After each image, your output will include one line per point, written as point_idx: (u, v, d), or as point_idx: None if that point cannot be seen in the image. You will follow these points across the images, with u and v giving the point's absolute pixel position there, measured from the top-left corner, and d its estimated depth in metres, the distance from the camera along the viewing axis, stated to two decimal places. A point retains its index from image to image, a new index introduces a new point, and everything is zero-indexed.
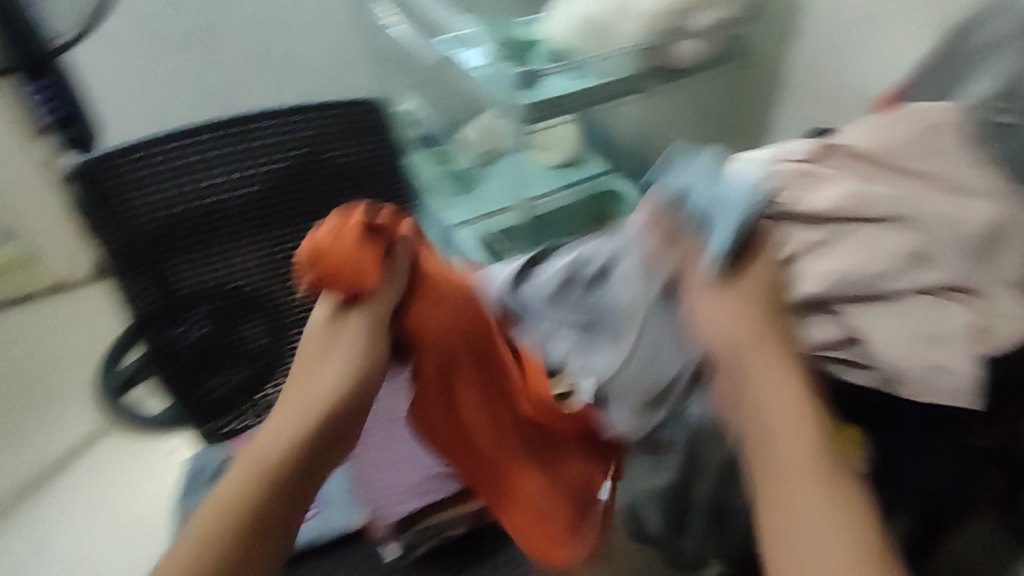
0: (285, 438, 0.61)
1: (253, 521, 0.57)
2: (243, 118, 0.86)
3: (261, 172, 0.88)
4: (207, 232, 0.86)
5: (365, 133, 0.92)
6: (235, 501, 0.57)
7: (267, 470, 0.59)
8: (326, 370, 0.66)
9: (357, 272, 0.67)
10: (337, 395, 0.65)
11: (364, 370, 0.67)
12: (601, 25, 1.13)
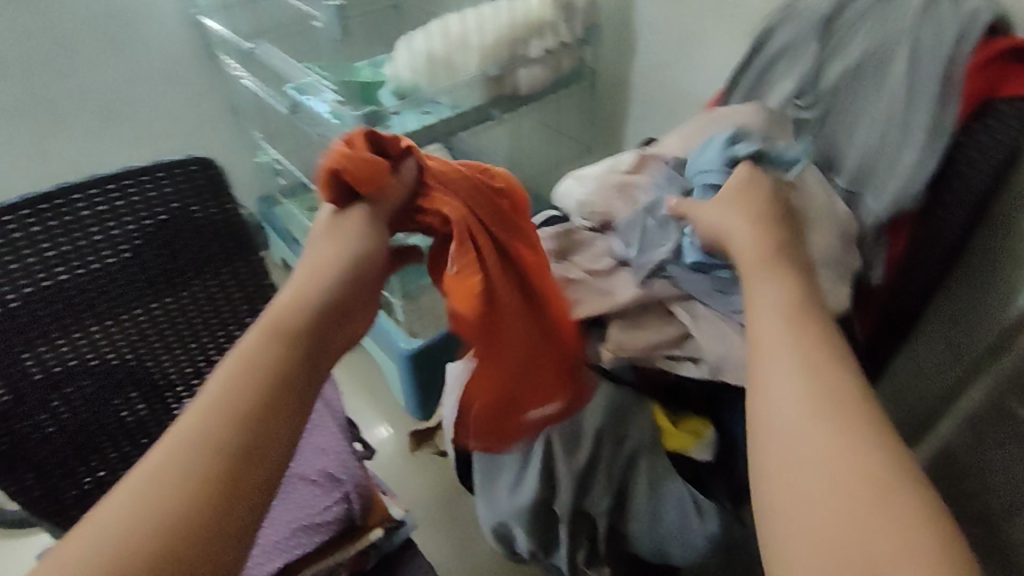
0: (311, 295, 0.51)
1: (281, 391, 0.45)
2: (67, 190, 0.69)
3: (100, 248, 0.72)
4: (42, 319, 0.69)
5: (219, 195, 0.78)
6: (255, 359, 0.46)
7: (293, 323, 0.49)
8: (327, 241, 0.55)
9: (368, 170, 0.56)
10: (352, 258, 0.55)
11: (380, 247, 0.57)
12: (445, 59, 1.15)
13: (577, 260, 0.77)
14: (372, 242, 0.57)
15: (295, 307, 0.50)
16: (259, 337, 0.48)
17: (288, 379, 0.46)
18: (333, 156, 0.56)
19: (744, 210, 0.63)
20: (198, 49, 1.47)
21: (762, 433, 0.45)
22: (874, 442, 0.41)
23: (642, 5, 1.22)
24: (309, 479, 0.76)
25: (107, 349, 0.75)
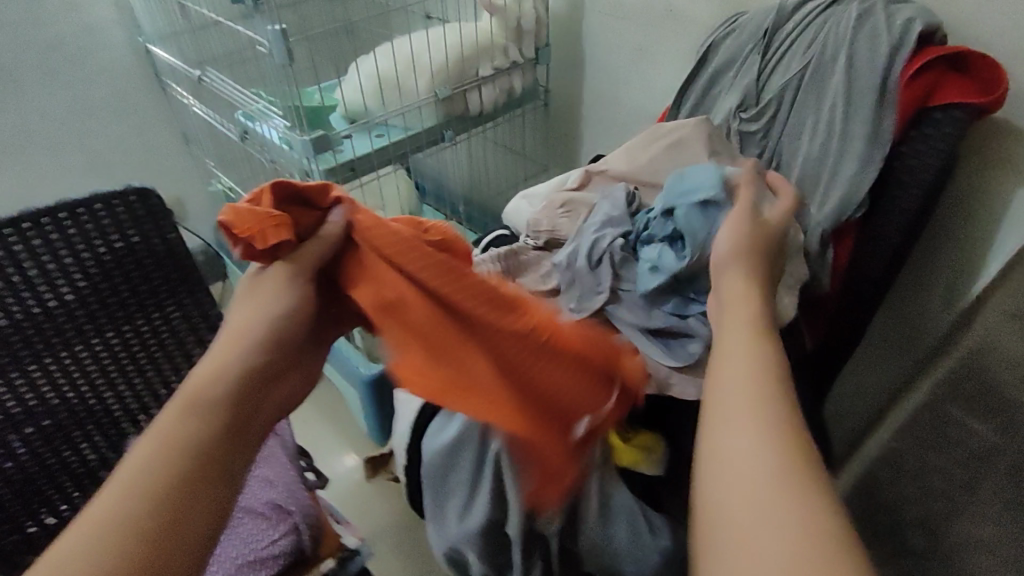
0: (235, 363, 0.47)
1: (193, 480, 0.41)
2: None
3: (35, 286, 0.68)
4: None
5: (158, 225, 0.76)
6: (168, 438, 0.42)
7: (210, 398, 0.45)
8: (248, 301, 0.51)
9: (271, 229, 0.51)
10: (270, 326, 0.49)
11: (311, 307, 0.52)
12: (394, 79, 1.15)
13: (523, 282, 0.76)
14: (296, 301, 0.51)
15: (214, 380, 0.46)
16: (176, 411, 0.43)
17: (209, 465, 0.42)
18: (231, 223, 0.51)
19: (748, 254, 0.56)
20: (147, 76, 1.45)
21: (706, 482, 0.38)
22: (817, 495, 0.35)
23: (588, 25, 1.24)
24: (257, 511, 0.74)
25: (50, 394, 0.70)
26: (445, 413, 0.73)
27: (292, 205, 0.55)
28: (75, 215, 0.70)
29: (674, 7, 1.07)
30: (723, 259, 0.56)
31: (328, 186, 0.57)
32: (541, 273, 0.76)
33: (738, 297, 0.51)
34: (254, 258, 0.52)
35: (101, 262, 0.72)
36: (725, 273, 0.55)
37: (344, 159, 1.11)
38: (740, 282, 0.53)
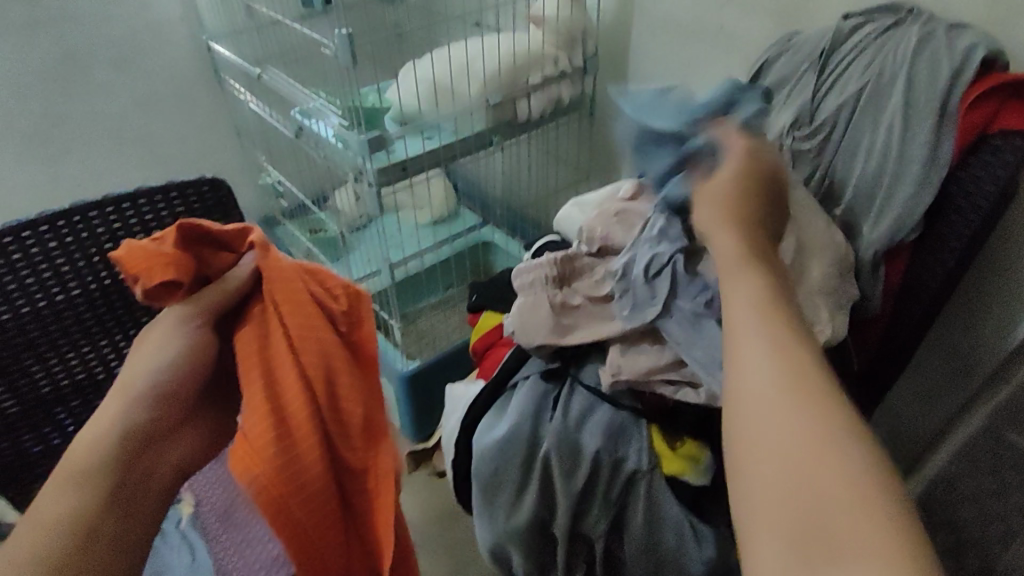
0: (123, 418, 0.49)
1: (87, 539, 0.42)
2: (86, 207, 0.74)
3: (109, 267, 0.75)
4: (54, 334, 0.73)
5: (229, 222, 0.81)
6: (56, 504, 0.43)
7: (93, 456, 0.46)
8: (135, 357, 0.52)
9: (162, 267, 0.52)
10: (157, 384, 0.51)
11: (202, 352, 0.55)
12: (448, 85, 1.16)
13: (578, 288, 0.76)
14: (185, 347, 0.54)
15: (98, 432, 0.48)
16: (59, 483, 0.44)
17: (101, 526, 0.43)
18: (123, 259, 0.52)
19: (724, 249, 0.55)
20: (205, 72, 1.49)
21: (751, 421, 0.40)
22: (851, 430, 0.38)
23: (637, 37, 1.25)
24: None
25: (114, 364, 0.78)
26: (497, 411, 0.77)
27: (199, 245, 0.56)
28: (155, 203, 0.77)
29: (729, 25, 1.08)
30: (714, 234, 0.55)
31: (244, 229, 0.58)
32: (603, 284, 0.75)
33: (733, 250, 0.52)
34: (150, 295, 0.53)
35: None
36: (719, 243, 0.54)
37: (396, 159, 1.13)
38: (730, 248, 0.52)
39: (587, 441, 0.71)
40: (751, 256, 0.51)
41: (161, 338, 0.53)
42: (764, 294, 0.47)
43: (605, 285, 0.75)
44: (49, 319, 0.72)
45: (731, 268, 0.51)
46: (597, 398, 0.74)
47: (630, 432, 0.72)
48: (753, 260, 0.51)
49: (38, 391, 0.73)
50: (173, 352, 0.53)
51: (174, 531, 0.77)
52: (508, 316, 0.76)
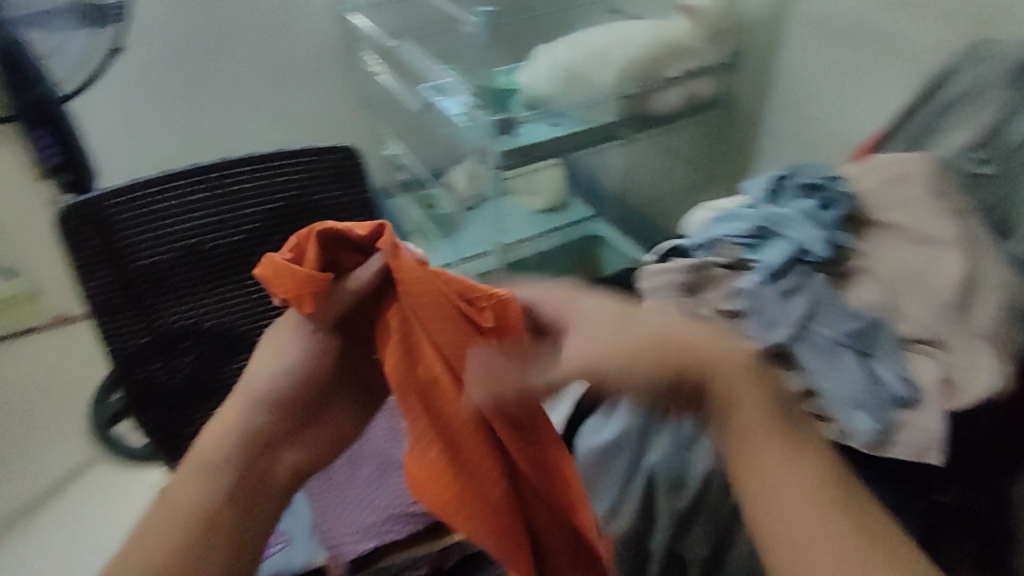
0: (240, 423, 0.50)
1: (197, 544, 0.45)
2: (236, 163, 0.78)
3: (250, 222, 0.79)
4: (188, 277, 0.77)
5: (362, 194, 0.84)
6: (178, 511, 0.47)
7: (212, 457, 0.49)
8: (256, 361, 0.53)
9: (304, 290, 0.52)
10: (272, 386, 0.52)
11: (323, 355, 0.54)
12: (584, 73, 1.13)
13: (708, 299, 0.70)
14: (305, 348, 0.54)
15: (212, 440, 0.50)
16: (186, 478, 0.48)
17: (216, 529, 0.46)
18: (270, 280, 0.52)
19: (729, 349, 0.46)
20: (343, 43, 1.53)
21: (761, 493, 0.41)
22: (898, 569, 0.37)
23: (790, 36, 1.19)
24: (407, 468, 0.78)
25: (241, 317, 0.81)
26: (603, 415, 0.76)
27: (335, 247, 0.55)
28: (292, 163, 0.80)
29: (900, 30, 0.99)
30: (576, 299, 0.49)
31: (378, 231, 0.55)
32: (733, 298, 0.68)
33: (604, 309, 0.47)
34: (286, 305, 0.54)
35: (302, 206, 0.81)
36: (586, 301, 0.49)
37: (523, 142, 1.12)
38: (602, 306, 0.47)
39: (699, 462, 0.68)
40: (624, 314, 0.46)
41: (293, 341, 0.54)
42: (692, 356, 0.43)
43: (736, 300, 0.68)
44: (188, 259, 0.77)
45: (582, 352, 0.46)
46: None
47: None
48: (627, 317, 0.45)
49: (173, 329, 0.77)
50: (297, 352, 0.53)
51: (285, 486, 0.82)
52: None
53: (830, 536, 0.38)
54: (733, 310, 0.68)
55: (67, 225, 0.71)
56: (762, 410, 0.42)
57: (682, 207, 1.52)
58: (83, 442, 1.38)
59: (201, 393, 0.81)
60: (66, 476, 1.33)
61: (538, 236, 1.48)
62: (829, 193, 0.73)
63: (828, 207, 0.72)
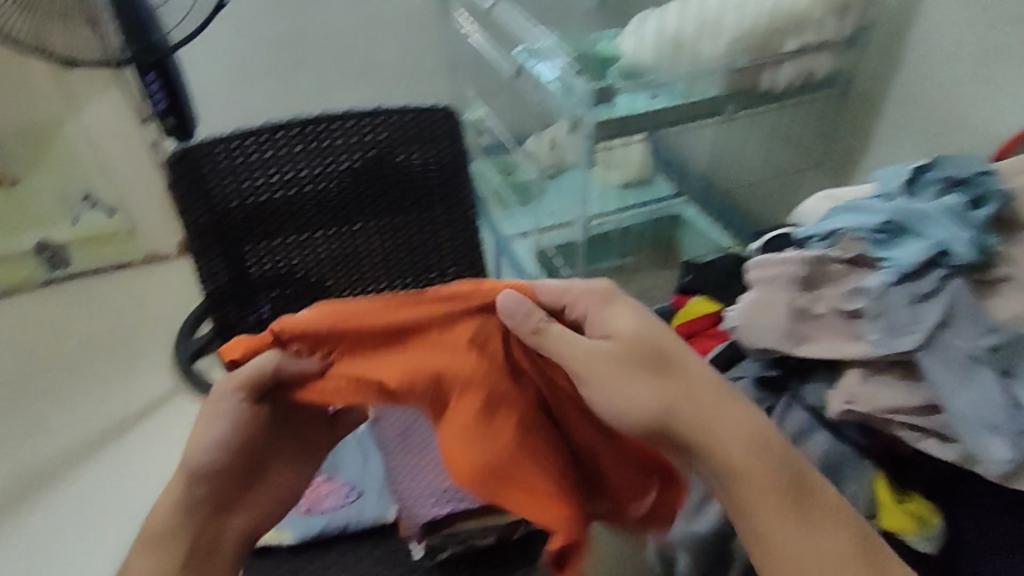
0: (184, 495, 0.60)
1: None
2: (329, 117, 0.84)
3: (338, 175, 0.85)
4: (270, 225, 0.84)
5: (452, 151, 0.87)
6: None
7: (160, 528, 0.60)
8: (195, 435, 0.61)
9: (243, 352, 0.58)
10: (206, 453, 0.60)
11: (245, 426, 0.61)
12: (691, 42, 1.06)
13: (826, 296, 0.65)
14: (230, 424, 0.60)
15: (165, 512, 0.60)
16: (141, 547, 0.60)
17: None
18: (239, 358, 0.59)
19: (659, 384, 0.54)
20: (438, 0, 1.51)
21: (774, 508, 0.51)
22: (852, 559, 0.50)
23: (924, 14, 1.08)
24: None
25: (324, 264, 0.88)
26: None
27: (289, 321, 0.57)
28: (376, 119, 0.85)
29: None
30: (595, 315, 0.57)
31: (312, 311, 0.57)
32: (857, 300, 0.63)
33: (621, 344, 0.55)
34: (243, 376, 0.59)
35: (382, 161, 0.86)
36: (612, 319, 0.56)
37: (621, 111, 1.07)
38: (624, 336, 0.55)
39: None
40: (635, 347, 0.54)
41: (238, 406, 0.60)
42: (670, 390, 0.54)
43: (859, 302, 0.63)
44: (271, 209, 0.83)
45: (600, 364, 0.54)
46: (817, 420, 0.67)
47: (850, 468, 0.64)
48: (632, 356, 0.54)
49: (252, 271, 0.85)
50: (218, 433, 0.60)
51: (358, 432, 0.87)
52: (734, 308, 0.69)
53: (807, 529, 0.50)
54: (855, 312, 0.64)
55: (172, 165, 0.79)
56: (756, 447, 0.52)
57: (776, 192, 1.44)
58: (171, 376, 1.57)
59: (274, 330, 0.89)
60: (150, 406, 1.50)
61: (621, 211, 1.41)
62: (980, 190, 0.65)
63: (979, 206, 0.64)
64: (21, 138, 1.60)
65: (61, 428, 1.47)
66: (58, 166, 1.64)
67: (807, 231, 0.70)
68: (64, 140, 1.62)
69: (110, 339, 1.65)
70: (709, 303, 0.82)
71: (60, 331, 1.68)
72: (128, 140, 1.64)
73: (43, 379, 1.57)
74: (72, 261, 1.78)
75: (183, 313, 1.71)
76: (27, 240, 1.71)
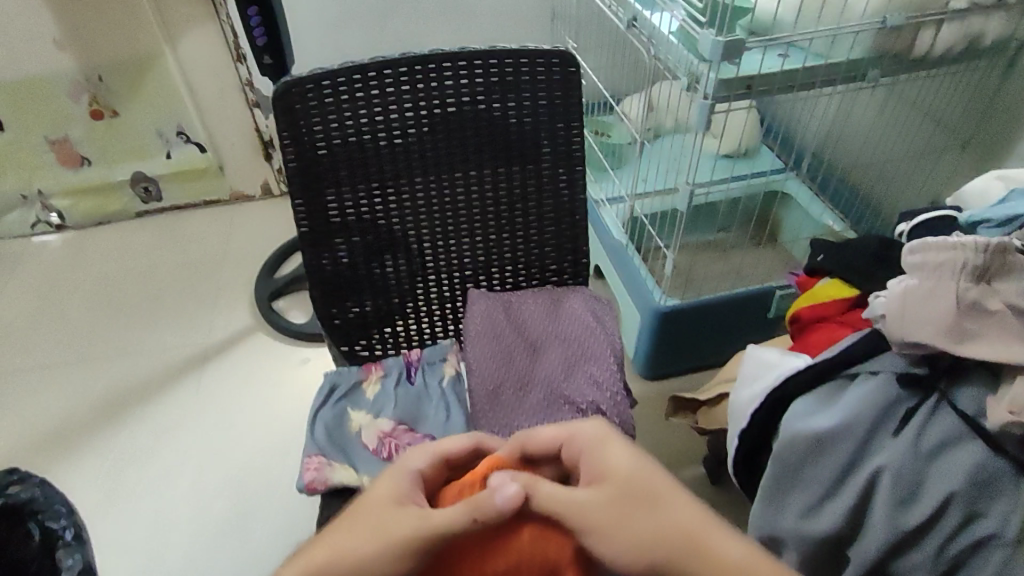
0: None
1: None
2: (443, 59, 0.78)
3: (444, 123, 0.80)
4: (368, 171, 0.80)
5: (568, 108, 0.81)
6: None
7: None
8: None
9: None
10: None
11: None
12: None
13: (1001, 292, 0.59)
14: None
15: None
16: None
17: None
18: None
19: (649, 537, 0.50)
20: None
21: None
22: None
23: None
24: (579, 407, 0.78)
25: (421, 214, 0.85)
26: (821, 398, 0.69)
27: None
28: (489, 63, 0.79)
29: None
30: (585, 458, 0.57)
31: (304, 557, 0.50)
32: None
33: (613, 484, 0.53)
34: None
35: (489, 109, 0.81)
36: (608, 460, 0.55)
37: (748, 70, 0.98)
38: (609, 477, 0.53)
39: (941, 477, 0.60)
40: (623, 490, 0.52)
41: None
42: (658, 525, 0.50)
43: None
44: (369, 152, 0.80)
45: (595, 515, 0.51)
46: (970, 429, 0.61)
47: (1002, 488, 0.58)
48: (620, 500, 0.52)
49: (345, 216, 0.82)
50: None
51: (438, 388, 0.88)
52: (884, 294, 0.65)
53: None
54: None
55: (278, 98, 0.75)
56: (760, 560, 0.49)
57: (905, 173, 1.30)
58: (251, 311, 1.59)
59: (362, 276, 0.86)
60: (232, 338, 1.53)
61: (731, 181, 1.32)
62: None
63: None
64: (120, 68, 1.58)
65: (145, 354, 1.51)
66: (155, 98, 1.64)
67: (976, 217, 0.67)
68: (161, 71, 1.59)
69: (199, 273, 1.68)
70: (841, 288, 0.79)
71: (152, 262, 1.72)
72: (222, 76, 1.63)
73: (128, 307, 1.61)
74: (165, 194, 1.82)
75: (267, 251, 1.73)
76: (122, 172, 1.75)
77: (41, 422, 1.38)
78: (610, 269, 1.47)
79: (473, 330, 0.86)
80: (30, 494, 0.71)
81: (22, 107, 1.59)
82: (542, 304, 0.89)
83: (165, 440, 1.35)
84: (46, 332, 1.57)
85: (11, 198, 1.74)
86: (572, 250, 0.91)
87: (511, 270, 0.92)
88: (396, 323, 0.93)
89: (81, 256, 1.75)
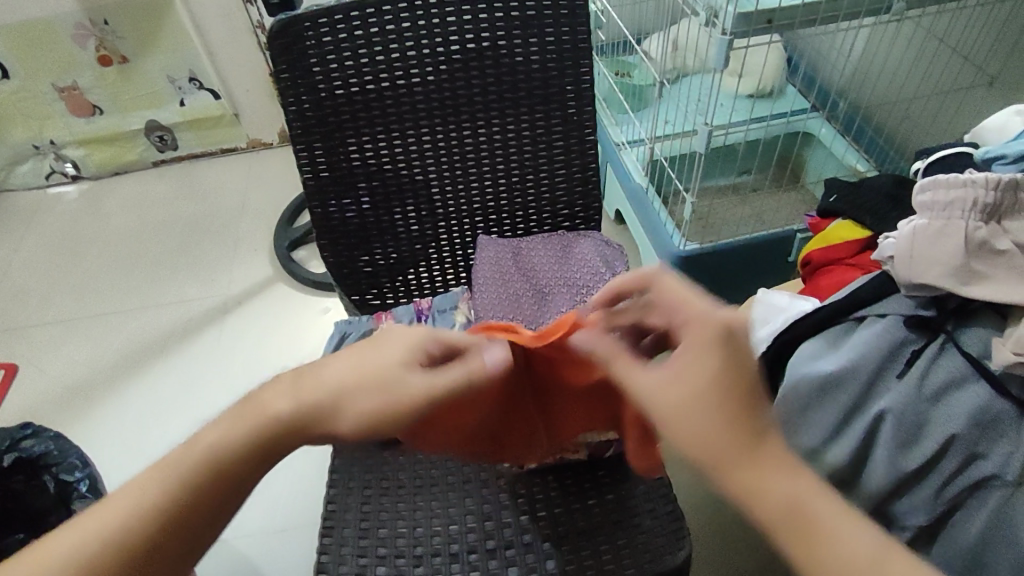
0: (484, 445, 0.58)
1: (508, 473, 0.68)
2: None
3: (447, 62, 0.79)
4: (373, 114, 0.79)
5: (577, 45, 0.79)
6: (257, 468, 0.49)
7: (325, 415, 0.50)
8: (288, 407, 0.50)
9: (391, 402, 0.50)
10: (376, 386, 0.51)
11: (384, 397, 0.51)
12: None
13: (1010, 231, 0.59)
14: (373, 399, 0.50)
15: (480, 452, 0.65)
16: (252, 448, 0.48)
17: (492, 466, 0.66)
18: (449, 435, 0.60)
19: (700, 428, 0.45)
20: None
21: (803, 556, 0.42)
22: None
23: None
24: None
25: (427, 158, 0.84)
26: (830, 340, 0.70)
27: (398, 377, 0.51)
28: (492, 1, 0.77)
29: None
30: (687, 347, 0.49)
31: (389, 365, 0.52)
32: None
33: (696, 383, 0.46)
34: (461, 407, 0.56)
35: (495, 49, 0.79)
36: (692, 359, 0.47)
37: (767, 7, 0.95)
38: (692, 378, 0.46)
39: (944, 420, 0.61)
40: (706, 393, 0.45)
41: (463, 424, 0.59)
42: (736, 438, 0.44)
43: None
44: (371, 96, 0.78)
45: (679, 403, 0.46)
46: (974, 369, 0.62)
47: (1001, 428, 0.59)
48: (699, 400, 0.45)
49: (351, 161, 0.81)
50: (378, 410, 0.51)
51: None
52: (895, 236, 0.65)
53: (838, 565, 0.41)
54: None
55: (276, 36, 0.74)
56: (783, 489, 0.43)
57: (930, 113, 1.24)
58: (269, 261, 1.61)
59: (370, 222, 0.86)
60: (252, 288, 1.55)
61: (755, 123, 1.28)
62: None
63: None
64: (128, 12, 1.56)
65: (165, 303, 1.54)
66: (166, 44, 1.62)
67: (993, 152, 0.65)
68: (169, 13, 1.58)
69: (214, 223, 1.70)
70: (853, 230, 0.79)
71: (168, 213, 1.73)
72: (233, 20, 1.60)
73: (145, 260, 1.63)
74: (179, 142, 1.82)
75: (281, 202, 1.73)
76: (135, 121, 1.76)
77: (66, 369, 1.42)
78: (629, 214, 1.46)
79: (478, 272, 0.85)
80: (43, 448, 0.90)
81: (30, 51, 1.59)
82: (549, 246, 0.89)
83: (184, 389, 1.37)
84: (65, 284, 1.60)
85: (24, 149, 1.76)
86: (582, 192, 0.90)
87: (521, 215, 0.91)
88: (407, 272, 0.93)
89: (99, 206, 1.77)
